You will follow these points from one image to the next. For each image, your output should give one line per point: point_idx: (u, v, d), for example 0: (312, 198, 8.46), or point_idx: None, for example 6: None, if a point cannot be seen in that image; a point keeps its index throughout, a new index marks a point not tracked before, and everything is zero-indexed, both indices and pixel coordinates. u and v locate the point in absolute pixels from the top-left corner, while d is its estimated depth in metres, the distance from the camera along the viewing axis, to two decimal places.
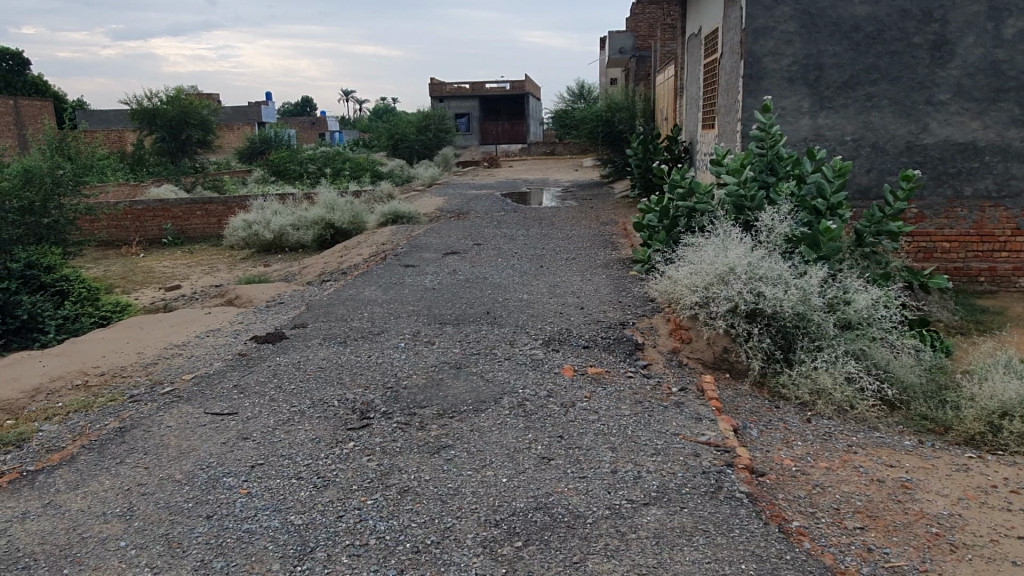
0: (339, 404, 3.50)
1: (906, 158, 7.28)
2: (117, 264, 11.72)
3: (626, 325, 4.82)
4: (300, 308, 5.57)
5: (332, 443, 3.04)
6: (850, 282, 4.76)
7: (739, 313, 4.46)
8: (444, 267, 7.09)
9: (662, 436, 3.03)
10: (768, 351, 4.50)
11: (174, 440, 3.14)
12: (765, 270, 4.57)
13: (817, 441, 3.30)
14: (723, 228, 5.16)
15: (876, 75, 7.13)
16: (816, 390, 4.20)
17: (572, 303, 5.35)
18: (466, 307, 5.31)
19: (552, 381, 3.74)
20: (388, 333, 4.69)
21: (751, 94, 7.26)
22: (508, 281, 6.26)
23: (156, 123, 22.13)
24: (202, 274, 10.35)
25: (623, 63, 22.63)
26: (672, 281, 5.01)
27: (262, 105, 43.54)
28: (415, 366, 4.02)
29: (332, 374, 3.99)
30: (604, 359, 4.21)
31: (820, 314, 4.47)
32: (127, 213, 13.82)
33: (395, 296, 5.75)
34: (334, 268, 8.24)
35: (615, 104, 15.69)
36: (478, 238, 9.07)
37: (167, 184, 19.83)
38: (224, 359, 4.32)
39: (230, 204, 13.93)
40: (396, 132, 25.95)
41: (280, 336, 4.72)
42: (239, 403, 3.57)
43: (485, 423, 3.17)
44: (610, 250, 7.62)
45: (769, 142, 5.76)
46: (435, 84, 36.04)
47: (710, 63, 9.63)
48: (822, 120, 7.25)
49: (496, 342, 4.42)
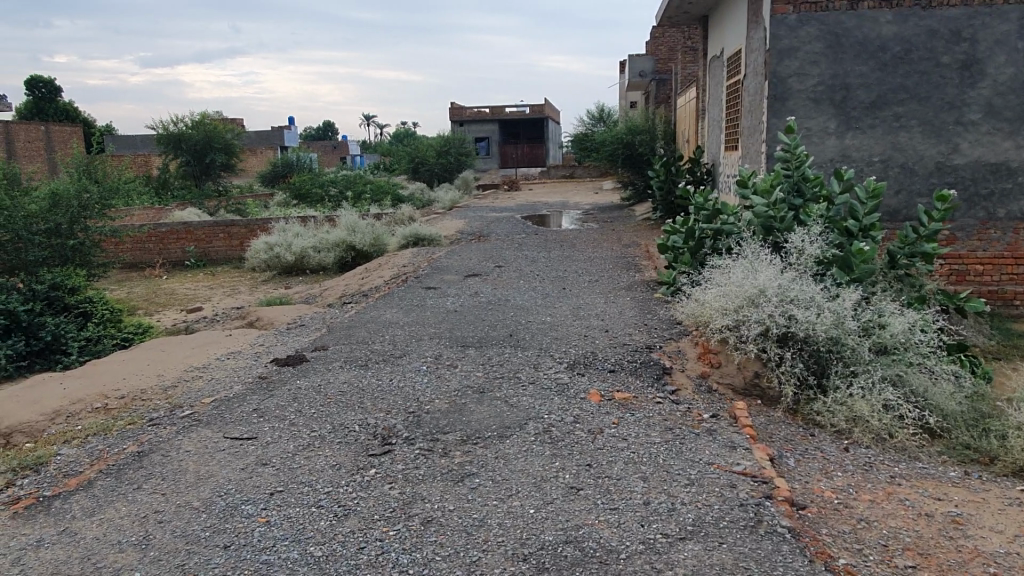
0: (360, 430, 3.42)
1: (936, 179, 7.12)
2: (140, 286, 11.81)
3: (653, 349, 4.70)
4: (321, 330, 5.51)
5: (353, 469, 2.95)
6: (885, 305, 4.62)
7: (771, 336, 4.34)
8: (466, 289, 7.03)
9: (695, 465, 2.91)
10: (801, 376, 4.37)
11: (192, 465, 3.07)
12: (796, 292, 4.45)
13: (858, 471, 3.15)
14: (752, 249, 5.05)
15: (904, 95, 7.01)
16: (853, 417, 4.06)
17: (597, 325, 5.24)
18: (489, 329, 5.23)
19: (578, 406, 3.63)
20: (409, 356, 4.62)
21: (776, 115, 7.17)
22: (531, 303, 6.18)
23: (182, 147, 22.60)
24: (224, 296, 10.37)
25: (643, 86, 22.69)
26: (700, 303, 4.90)
27: (285, 129, 44.24)
28: (438, 389, 3.94)
29: (353, 398, 3.91)
30: (631, 384, 4.10)
31: (855, 338, 4.34)
32: (151, 236, 13.96)
33: (417, 319, 5.69)
34: (355, 290, 8.22)
35: (636, 127, 15.68)
36: (499, 260, 9.01)
37: (191, 207, 20.08)
38: (244, 382, 4.26)
39: (252, 226, 14.03)
40: (417, 155, 26.13)
41: (301, 359, 4.66)
42: (259, 427, 3.50)
43: (510, 450, 3.07)
44: (633, 272, 7.52)
45: (795, 162, 5.63)
46: (456, 108, 36.37)
47: (733, 85, 9.56)
48: (849, 140, 7.13)
49: (520, 365, 4.32)
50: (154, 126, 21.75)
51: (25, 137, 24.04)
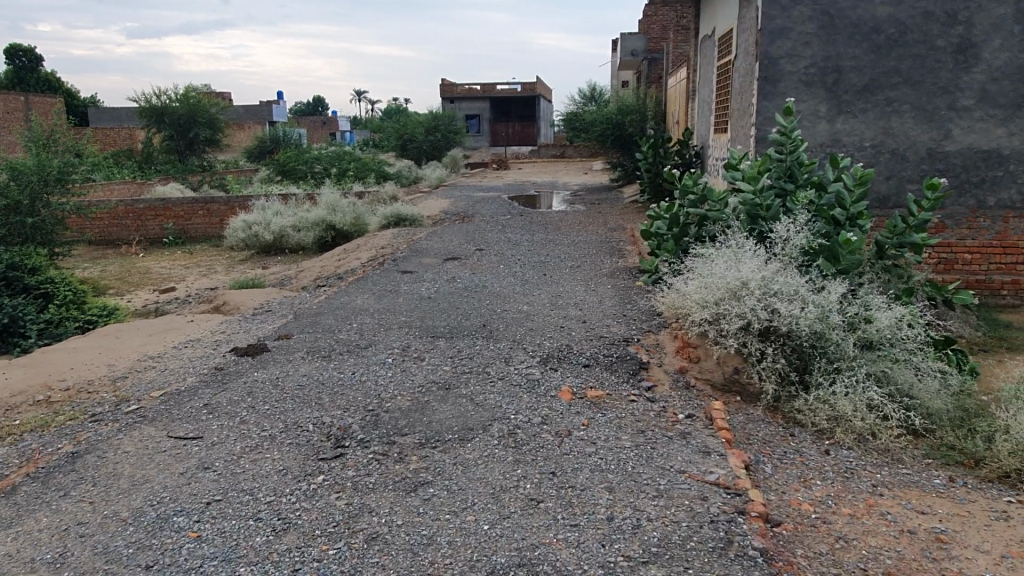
0: (313, 430, 3.21)
1: (927, 166, 6.93)
2: (114, 265, 11.53)
3: (630, 341, 4.51)
4: (288, 317, 5.29)
5: (300, 476, 2.75)
6: (872, 298, 4.43)
7: (753, 331, 4.15)
8: (443, 274, 6.81)
9: (665, 474, 2.73)
10: (783, 372, 4.19)
11: (128, 469, 2.86)
12: (780, 284, 4.26)
13: (838, 480, 2.98)
14: (736, 238, 4.85)
15: (897, 79, 6.79)
16: (834, 417, 3.89)
17: (574, 316, 5.04)
18: (462, 318, 5.02)
19: (547, 406, 3.44)
20: (375, 347, 4.40)
21: (766, 97, 6.94)
22: (509, 290, 5.97)
23: (165, 121, 22.11)
24: (199, 276, 10.12)
25: (635, 65, 22.39)
26: (680, 294, 4.70)
27: (273, 104, 43.63)
28: (401, 385, 3.73)
29: (311, 393, 3.70)
30: (605, 380, 3.91)
31: (840, 333, 4.16)
32: (127, 213, 13.67)
33: (388, 306, 5.47)
34: (331, 272, 7.99)
35: (625, 107, 15.39)
36: (481, 243, 8.77)
37: (173, 182, 19.67)
38: (199, 373, 4.05)
39: (232, 204, 13.71)
40: (405, 132, 25.72)
41: (262, 349, 4.44)
42: (207, 425, 3.29)
43: (470, 456, 2.87)
44: (616, 258, 7.31)
45: (790, 147, 5.38)
46: (446, 84, 35.85)
47: (724, 65, 9.30)
48: (840, 125, 6.91)
49: (490, 359, 4.12)
50: (136, 99, 21.27)
51: (4, 108, 23.45)
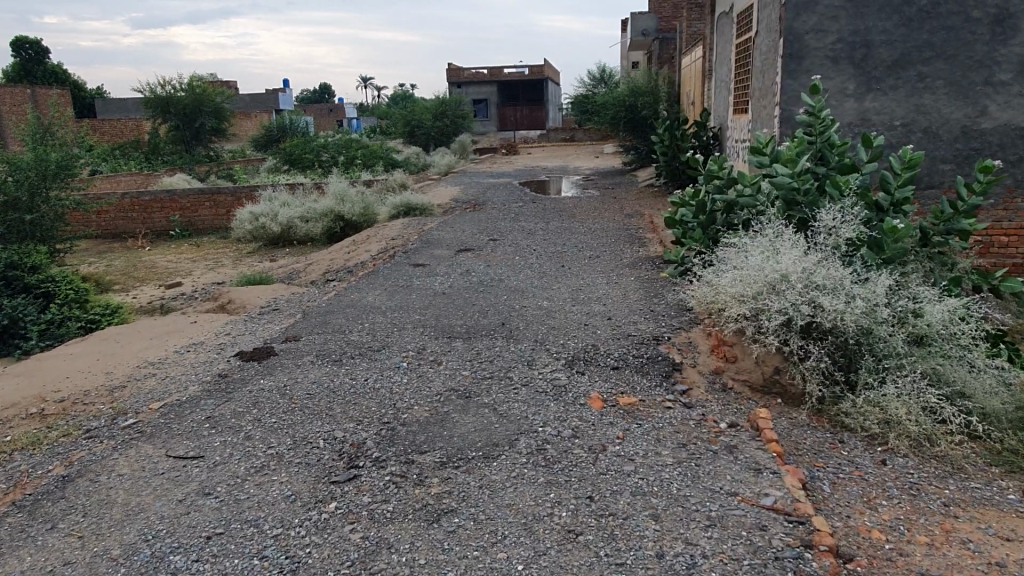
0: (324, 447, 2.95)
1: (961, 144, 6.57)
2: (120, 259, 11.32)
3: (661, 340, 4.21)
4: (295, 316, 5.02)
5: (309, 503, 2.49)
6: (921, 289, 4.12)
7: (795, 328, 3.85)
8: (457, 267, 6.52)
9: (714, 497, 2.45)
10: (827, 371, 3.90)
11: (121, 496, 2.60)
12: (823, 277, 3.95)
13: (904, 500, 2.70)
14: (771, 227, 4.54)
15: (930, 53, 6.41)
16: (886, 422, 3.60)
17: (598, 312, 4.74)
18: (479, 316, 4.74)
19: (577, 416, 3.16)
20: (388, 350, 4.13)
21: (791, 75, 6.58)
22: (526, 284, 5.68)
23: (170, 111, 21.81)
24: (205, 270, 9.88)
25: (646, 45, 21.93)
26: (713, 287, 4.40)
27: (279, 92, 43.32)
28: (418, 393, 3.46)
29: (321, 403, 3.43)
30: (637, 385, 3.62)
31: (889, 330, 3.85)
32: (134, 206, 13.45)
33: (401, 303, 5.19)
34: (340, 266, 7.72)
35: (638, 88, 15.00)
36: (494, 233, 8.48)
37: (180, 173, 19.42)
38: (201, 382, 3.79)
39: (238, 195, 13.45)
40: (413, 118, 25.33)
41: (269, 353, 4.18)
42: (208, 443, 3.03)
43: (497, 478, 2.60)
44: (637, 248, 7.00)
45: (819, 127, 5.08)
46: (453, 69, 35.39)
47: (743, 43, 8.92)
48: (869, 103, 6.55)
49: (513, 362, 3.84)
50: (141, 89, 20.99)
51: (10, 101, 23.25)
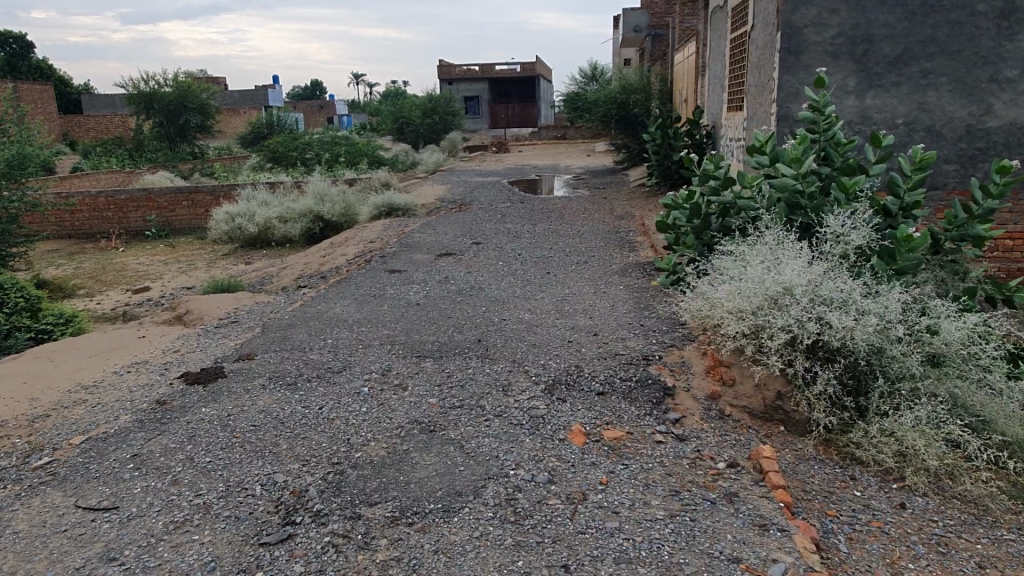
0: (261, 494, 2.55)
1: (964, 144, 6.21)
2: (90, 261, 10.87)
3: (651, 360, 3.79)
4: (254, 330, 4.61)
5: (230, 573, 2.09)
6: (936, 304, 3.74)
7: (801, 348, 3.46)
8: (435, 273, 6.11)
9: (712, 567, 2.05)
10: (834, 395, 3.51)
11: (8, 564, 2.21)
12: (831, 290, 3.57)
13: (935, 563, 2.33)
14: (772, 233, 4.14)
15: (933, 49, 6.03)
16: (902, 455, 3.22)
17: (583, 326, 4.35)
18: (455, 331, 4.33)
19: (554, 455, 2.76)
20: (349, 372, 3.73)
21: (788, 71, 6.19)
22: (508, 294, 5.28)
23: (153, 107, 21.23)
24: (176, 274, 9.44)
25: (638, 41, 21.54)
26: (709, 300, 4.00)
27: (268, 88, 42.71)
28: (375, 426, 3.05)
29: (266, 438, 3.02)
30: (624, 414, 3.24)
31: (904, 349, 3.47)
32: (109, 204, 13.01)
33: (371, 315, 4.78)
34: (314, 271, 7.31)
35: (629, 86, 14.62)
36: (478, 236, 8.07)
37: (162, 171, 18.91)
38: (136, 410, 3.39)
39: (217, 193, 12.97)
40: (401, 115, 24.88)
41: (217, 375, 3.78)
42: (127, 489, 2.63)
43: (456, 540, 2.20)
44: (627, 253, 6.61)
45: (823, 124, 4.74)
46: (444, 65, 34.92)
47: (738, 38, 8.52)
48: (870, 101, 6.17)
49: (486, 388, 3.44)
50: (124, 85, 20.40)
51: None
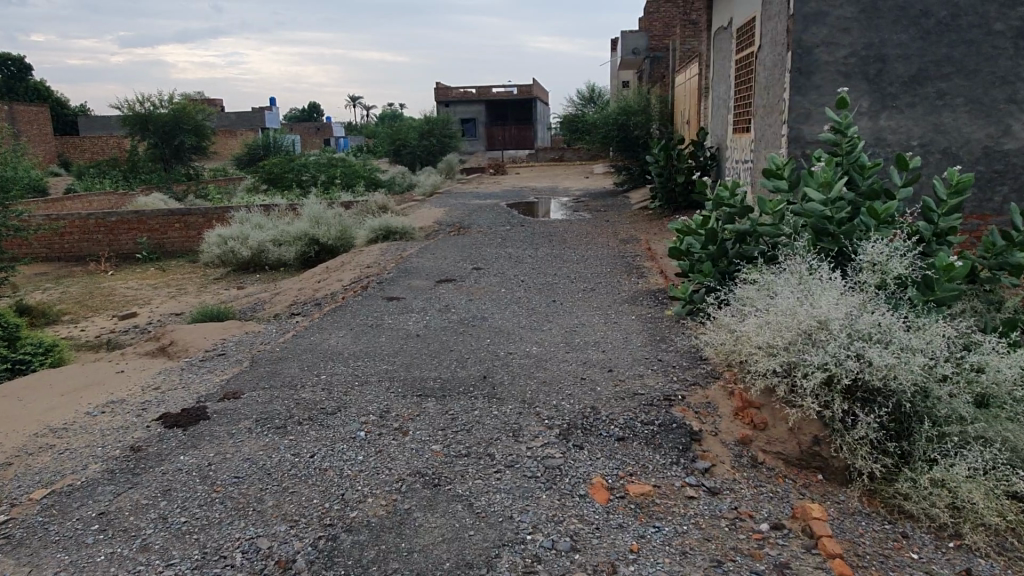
0: (242, 566, 2.22)
1: (982, 167, 5.92)
2: (77, 285, 10.56)
3: (673, 402, 3.47)
4: (241, 365, 4.29)
5: None
6: (982, 339, 3.44)
7: (839, 388, 3.14)
8: (435, 301, 5.81)
9: None
10: (876, 441, 3.18)
11: None
12: (869, 324, 3.27)
13: None
14: (800, 262, 3.85)
15: (949, 69, 5.77)
16: (957, 509, 2.88)
17: (596, 361, 4.05)
18: (457, 366, 4.02)
19: (576, 517, 2.44)
20: (343, 413, 3.40)
21: (799, 91, 5.92)
22: (514, 324, 4.98)
23: (148, 129, 21.01)
24: (166, 299, 9.13)
25: (637, 63, 21.49)
26: (734, 334, 3.69)
27: (266, 110, 42.69)
28: (373, 479, 2.73)
29: (249, 494, 2.68)
30: (649, 464, 2.92)
31: (952, 390, 3.15)
32: (99, 226, 12.71)
33: (368, 348, 4.46)
34: (309, 298, 7.01)
35: (629, 108, 14.42)
36: (479, 261, 7.78)
37: (157, 193, 18.66)
38: (108, 457, 3.06)
39: (210, 215, 12.67)
40: (398, 137, 24.71)
41: (199, 416, 3.46)
42: (87, 558, 2.31)
43: None
44: (635, 280, 6.31)
45: (845, 146, 4.48)
46: (442, 88, 34.87)
47: (744, 59, 8.32)
48: (884, 122, 5.89)
49: (495, 432, 3.13)
50: (119, 106, 20.20)
51: None
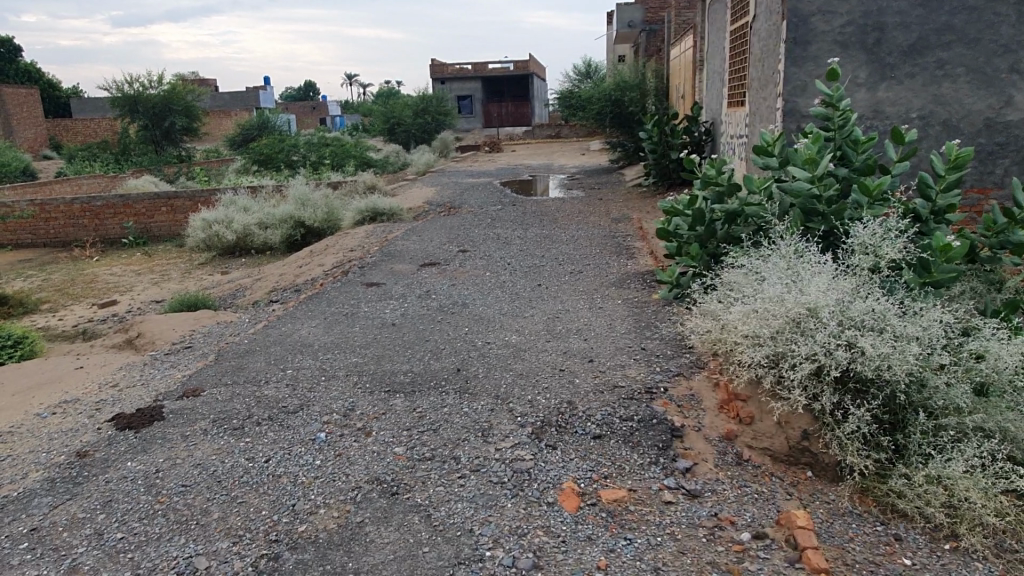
0: None
1: (984, 140, 5.64)
2: (61, 272, 10.36)
3: (655, 395, 3.28)
4: (206, 359, 4.11)
5: None
6: (982, 323, 3.22)
7: (828, 379, 2.94)
8: (416, 287, 5.61)
9: None
10: (868, 434, 2.97)
11: None
12: (860, 310, 3.06)
13: None
14: (790, 245, 3.64)
15: (949, 37, 5.48)
16: (954, 509, 2.67)
17: (577, 350, 3.86)
18: (431, 359, 3.83)
19: (540, 529, 2.27)
20: (306, 412, 3.21)
21: (793, 63, 5.65)
22: (493, 311, 4.78)
23: (138, 110, 20.67)
24: (147, 285, 8.93)
25: (633, 37, 21.08)
26: (721, 323, 3.49)
27: (260, 90, 42.20)
28: (328, 487, 2.55)
29: (194, 504, 2.50)
30: (626, 465, 2.74)
31: (950, 379, 2.93)
32: (84, 211, 12.48)
33: (340, 340, 4.27)
34: (289, 284, 6.81)
35: (623, 83, 14.11)
36: (466, 243, 7.56)
37: (148, 175, 18.39)
38: (52, 464, 2.89)
39: (197, 198, 12.42)
40: (393, 116, 24.37)
41: (155, 416, 3.28)
42: None
43: None
44: (624, 262, 6.09)
45: (837, 120, 4.18)
46: (437, 64, 34.37)
47: (738, 30, 8.03)
48: (882, 94, 5.62)
49: (462, 432, 2.94)
50: (108, 87, 19.87)
51: None
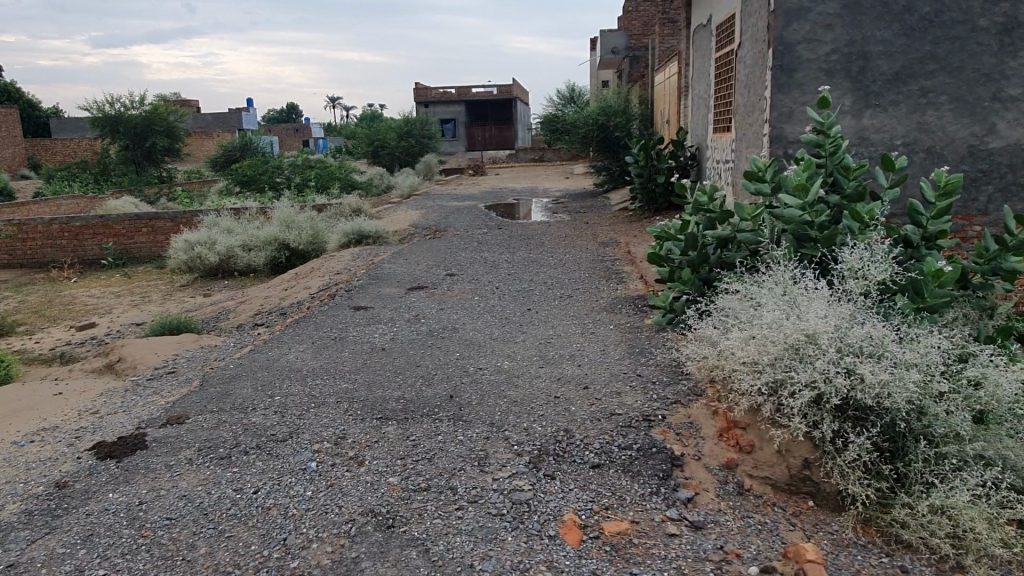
0: None
1: (966, 166, 5.71)
2: (37, 294, 10.14)
3: (653, 422, 3.22)
4: (190, 385, 4.00)
5: None
6: (978, 348, 3.17)
7: (828, 407, 2.88)
8: (405, 311, 5.53)
9: None
10: (869, 463, 2.90)
11: None
12: (859, 337, 3.02)
13: None
14: (785, 271, 3.61)
15: (932, 66, 5.56)
16: (959, 538, 2.60)
17: (570, 376, 3.80)
18: (423, 385, 3.75)
19: (544, 565, 2.21)
20: (295, 441, 3.12)
21: (781, 90, 5.67)
22: (485, 335, 4.72)
23: (119, 130, 20.46)
24: (128, 307, 8.77)
25: (617, 62, 21.36)
26: (719, 349, 3.42)
27: (243, 112, 42.09)
28: (321, 519, 2.46)
29: (181, 538, 2.40)
30: (627, 495, 2.69)
31: (949, 406, 2.88)
32: (63, 232, 12.27)
33: (329, 365, 4.18)
34: (274, 307, 6.71)
35: (608, 107, 14.22)
36: (454, 266, 7.50)
37: (129, 196, 18.21)
38: (29, 496, 2.77)
39: (178, 219, 12.24)
40: (376, 139, 24.41)
41: (138, 444, 3.17)
42: None
43: None
44: (614, 286, 6.06)
45: (828, 147, 4.19)
46: (421, 88, 34.51)
47: (724, 56, 8.09)
48: (867, 121, 5.68)
49: (458, 461, 2.86)
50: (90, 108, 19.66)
51: None
